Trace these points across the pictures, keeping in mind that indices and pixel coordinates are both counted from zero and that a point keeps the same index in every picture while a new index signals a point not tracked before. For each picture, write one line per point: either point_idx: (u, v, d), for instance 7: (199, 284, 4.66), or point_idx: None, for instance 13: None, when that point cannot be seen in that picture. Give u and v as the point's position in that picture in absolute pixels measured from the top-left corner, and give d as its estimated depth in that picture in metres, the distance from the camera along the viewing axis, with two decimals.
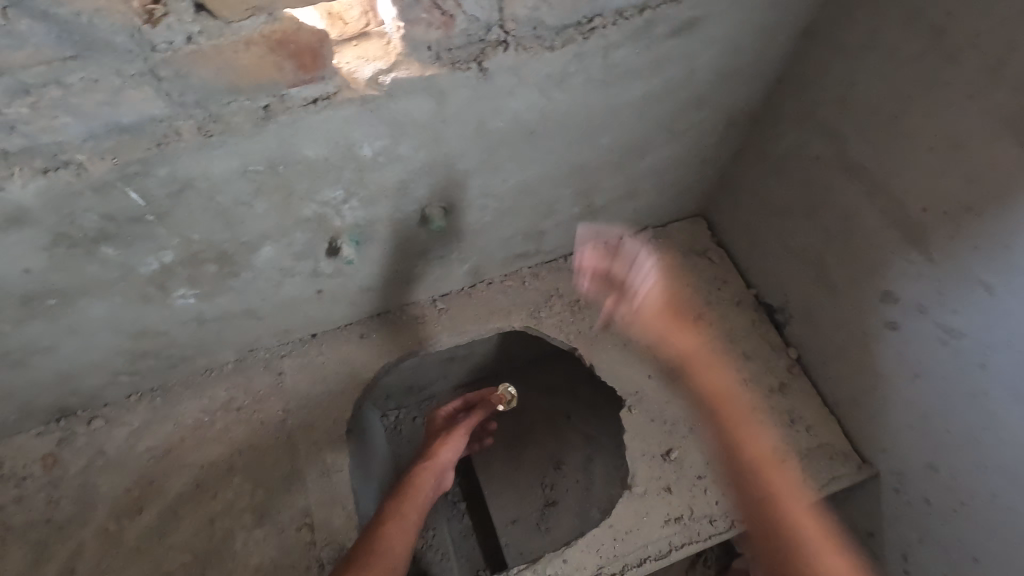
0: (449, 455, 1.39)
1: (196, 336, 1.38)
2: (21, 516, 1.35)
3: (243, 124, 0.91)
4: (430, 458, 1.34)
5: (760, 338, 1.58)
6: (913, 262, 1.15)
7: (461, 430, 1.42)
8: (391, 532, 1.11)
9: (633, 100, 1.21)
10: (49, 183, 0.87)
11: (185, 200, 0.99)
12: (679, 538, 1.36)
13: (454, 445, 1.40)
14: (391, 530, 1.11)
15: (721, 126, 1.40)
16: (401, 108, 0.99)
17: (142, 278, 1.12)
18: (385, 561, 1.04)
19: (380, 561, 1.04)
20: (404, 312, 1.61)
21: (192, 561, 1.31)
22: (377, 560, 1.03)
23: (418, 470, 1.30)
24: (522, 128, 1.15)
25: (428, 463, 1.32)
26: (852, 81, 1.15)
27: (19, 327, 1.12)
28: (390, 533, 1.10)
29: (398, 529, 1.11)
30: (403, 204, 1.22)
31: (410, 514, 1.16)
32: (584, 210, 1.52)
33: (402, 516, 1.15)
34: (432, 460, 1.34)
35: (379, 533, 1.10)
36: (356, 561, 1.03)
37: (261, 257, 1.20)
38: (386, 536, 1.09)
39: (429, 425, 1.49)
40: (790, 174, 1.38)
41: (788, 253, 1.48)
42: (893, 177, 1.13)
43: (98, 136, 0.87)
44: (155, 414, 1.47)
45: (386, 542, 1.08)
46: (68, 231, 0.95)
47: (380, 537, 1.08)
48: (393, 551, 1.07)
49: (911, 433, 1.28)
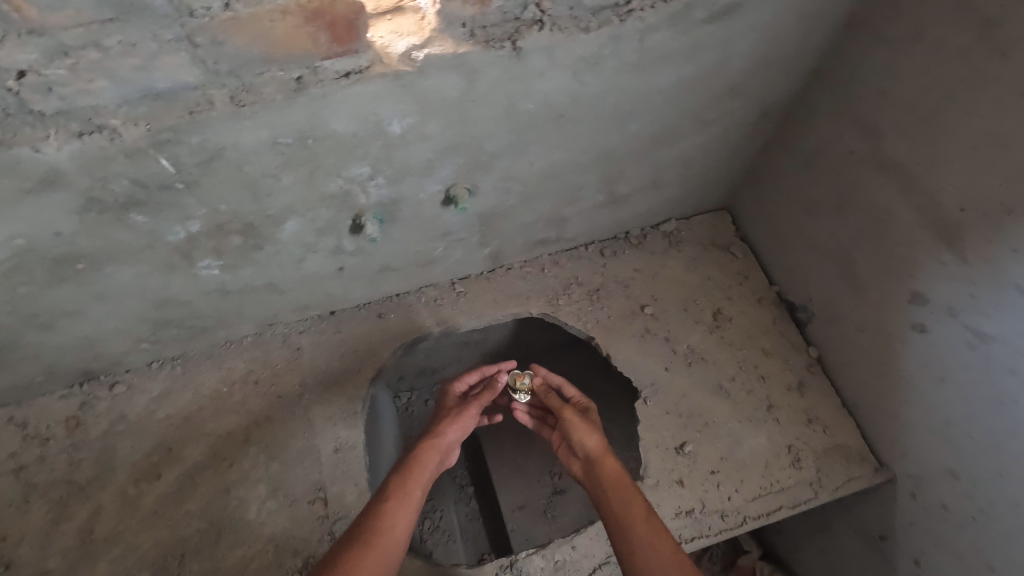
0: (459, 433, 1.33)
1: (218, 307, 1.39)
2: (44, 475, 1.38)
3: (274, 95, 0.91)
4: (441, 434, 1.28)
5: (781, 336, 1.56)
6: (945, 263, 1.12)
7: (472, 409, 1.36)
8: (397, 507, 1.06)
9: (664, 87, 1.18)
10: (83, 147, 0.87)
11: (214, 170, 0.99)
12: (689, 531, 1.35)
13: (465, 424, 1.34)
14: (397, 506, 1.06)
15: (753, 118, 1.38)
16: (432, 85, 0.98)
17: (168, 247, 1.13)
18: (390, 539, 1.00)
19: (386, 538, 1.00)
20: (422, 294, 1.62)
21: (206, 528, 1.33)
22: (383, 537, 1.00)
23: (427, 446, 1.25)
24: (552, 111, 1.14)
25: (437, 439, 1.27)
26: (895, 77, 1.12)
27: (48, 290, 1.14)
28: (396, 509, 1.06)
29: (404, 506, 1.07)
30: (428, 183, 1.22)
31: (416, 490, 1.12)
32: (607, 197, 1.50)
33: (409, 492, 1.10)
34: (442, 437, 1.28)
35: (385, 508, 1.06)
36: (360, 535, 1.00)
37: (285, 231, 1.21)
38: (391, 512, 1.05)
39: (441, 401, 1.43)
40: (821, 170, 1.35)
41: (814, 249, 1.45)
42: (930, 174, 1.11)
43: (132, 102, 0.87)
44: (176, 382, 1.50)
45: (392, 519, 1.03)
46: (99, 195, 0.96)
47: (386, 513, 1.04)
48: (398, 529, 1.02)
49: (931, 437, 1.26)
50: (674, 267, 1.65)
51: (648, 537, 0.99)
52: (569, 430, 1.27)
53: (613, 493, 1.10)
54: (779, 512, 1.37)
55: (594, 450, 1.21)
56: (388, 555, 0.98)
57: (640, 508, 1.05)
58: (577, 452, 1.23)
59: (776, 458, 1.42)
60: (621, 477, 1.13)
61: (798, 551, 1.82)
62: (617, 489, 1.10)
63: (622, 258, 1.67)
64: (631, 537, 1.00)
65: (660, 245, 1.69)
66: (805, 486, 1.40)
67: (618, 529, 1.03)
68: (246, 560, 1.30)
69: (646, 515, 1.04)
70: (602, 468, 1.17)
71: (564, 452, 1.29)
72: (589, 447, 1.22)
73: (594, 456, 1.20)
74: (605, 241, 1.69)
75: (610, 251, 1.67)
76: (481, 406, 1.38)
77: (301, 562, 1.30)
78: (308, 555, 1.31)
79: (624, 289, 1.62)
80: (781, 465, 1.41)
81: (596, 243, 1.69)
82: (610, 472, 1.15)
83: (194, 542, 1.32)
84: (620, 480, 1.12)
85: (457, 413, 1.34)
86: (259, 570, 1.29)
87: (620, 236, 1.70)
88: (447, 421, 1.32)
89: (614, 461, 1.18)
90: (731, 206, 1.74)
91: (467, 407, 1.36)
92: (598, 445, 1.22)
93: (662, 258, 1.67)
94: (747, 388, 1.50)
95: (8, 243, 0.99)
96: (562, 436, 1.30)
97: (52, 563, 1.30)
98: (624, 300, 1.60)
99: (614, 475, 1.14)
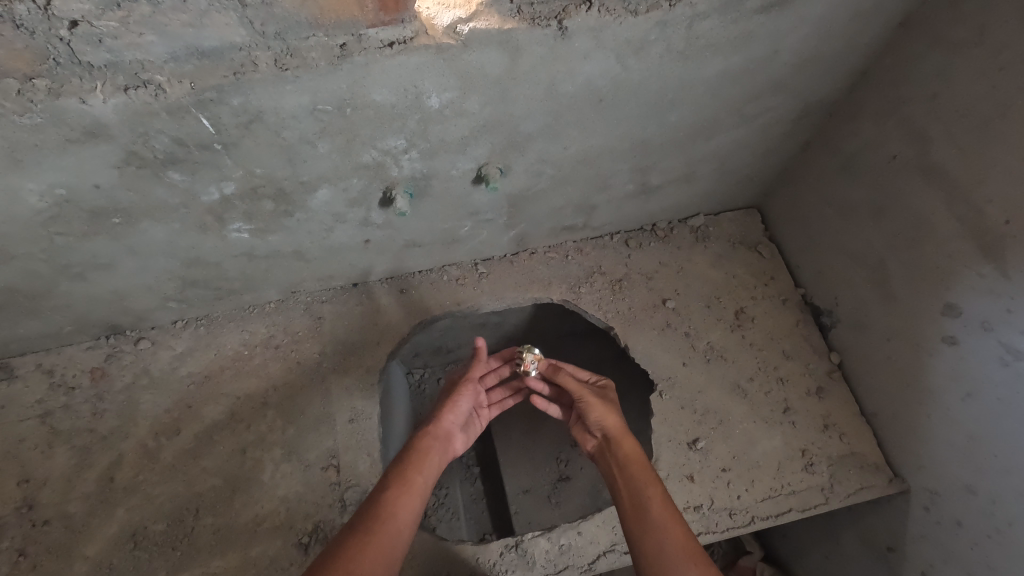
0: (456, 415, 1.32)
1: (244, 271, 1.41)
2: (68, 423, 1.42)
3: (318, 61, 0.91)
4: (438, 421, 1.28)
5: (803, 339, 1.54)
6: (984, 276, 1.10)
7: (464, 392, 1.36)
8: (403, 498, 1.05)
9: (706, 78, 1.16)
10: (128, 101, 0.88)
11: (253, 132, 1.00)
12: (696, 526, 1.35)
13: (459, 411, 1.33)
14: (400, 495, 1.06)
15: (794, 115, 1.35)
16: (474, 60, 0.97)
17: (202, 207, 1.15)
18: (394, 529, 0.99)
19: (389, 524, 0.99)
20: (444, 272, 1.62)
21: (221, 485, 1.37)
22: (386, 525, 0.99)
23: (430, 434, 1.24)
24: (591, 94, 1.13)
25: (434, 427, 1.26)
26: (945, 80, 1.10)
27: (83, 242, 1.16)
28: (399, 497, 1.05)
29: (409, 495, 1.06)
30: (462, 160, 1.21)
31: (420, 478, 1.11)
32: (638, 187, 1.49)
33: (412, 481, 1.09)
34: (440, 425, 1.28)
35: (389, 497, 1.05)
36: (362, 522, 0.99)
37: (316, 199, 1.21)
38: (396, 499, 1.04)
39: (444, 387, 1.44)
40: (860, 174, 1.32)
41: (846, 254, 1.43)
42: (976, 183, 1.08)
43: (179, 59, 0.88)
44: (199, 342, 1.52)
45: (394, 507, 1.02)
46: (140, 150, 0.97)
47: (390, 501, 1.04)
48: (402, 517, 1.02)
49: (951, 451, 1.24)
50: (699, 262, 1.64)
51: (661, 519, 1.00)
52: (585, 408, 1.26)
53: (629, 476, 1.10)
54: (788, 514, 1.37)
55: (612, 430, 1.21)
56: (391, 544, 0.97)
57: (655, 491, 1.06)
58: (596, 430, 1.23)
59: (789, 461, 1.41)
60: (638, 459, 1.13)
61: (801, 556, 1.81)
62: (634, 469, 1.11)
63: (647, 250, 1.65)
64: (644, 519, 1.01)
65: (687, 239, 1.67)
66: (816, 491, 1.39)
67: (632, 510, 1.04)
68: (258, 519, 1.33)
69: (662, 500, 1.04)
70: (622, 449, 1.17)
71: (580, 429, 1.29)
72: (606, 427, 1.22)
73: (612, 437, 1.20)
74: (631, 232, 1.68)
75: (636, 242, 1.66)
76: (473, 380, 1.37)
77: (312, 525, 1.33)
78: (319, 519, 1.34)
79: (647, 281, 1.61)
80: (794, 469, 1.40)
81: (622, 234, 1.67)
82: (628, 454, 1.15)
83: (208, 498, 1.35)
84: (638, 461, 1.13)
85: (450, 396, 1.34)
86: (271, 530, 1.32)
87: (647, 228, 1.68)
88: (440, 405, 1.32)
89: (633, 442, 1.18)
90: (762, 205, 1.71)
91: (462, 387, 1.36)
92: (615, 424, 1.22)
93: (688, 253, 1.65)
94: (765, 389, 1.48)
95: (50, 192, 1.01)
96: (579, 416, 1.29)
97: (72, 507, 1.34)
98: (647, 292, 1.59)
99: (632, 456, 1.14)
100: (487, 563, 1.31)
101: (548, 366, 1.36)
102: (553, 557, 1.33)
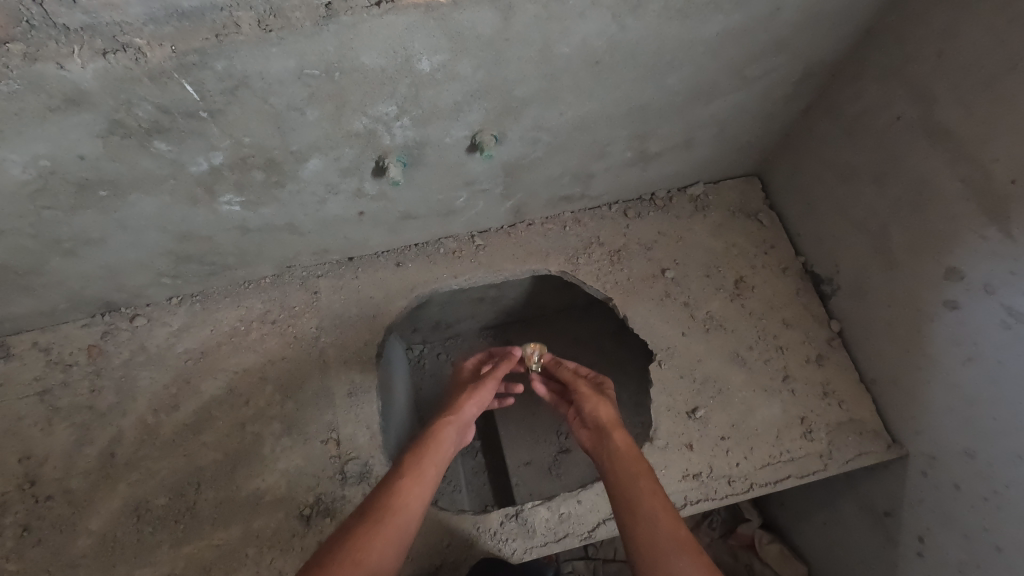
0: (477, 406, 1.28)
1: (238, 245, 1.39)
2: (67, 399, 1.42)
3: (302, 21, 0.88)
4: (457, 410, 1.24)
5: (803, 308, 1.53)
6: (989, 239, 1.08)
7: (490, 383, 1.31)
8: (409, 487, 1.03)
9: (706, 38, 1.13)
10: (107, 66, 0.86)
11: (239, 99, 0.97)
12: (695, 494, 1.35)
13: (482, 399, 1.29)
14: (410, 485, 1.03)
15: (797, 77, 1.32)
16: (466, 20, 0.94)
17: (191, 178, 1.12)
18: (400, 518, 0.97)
19: (396, 516, 0.97)
20: (441, 245, 1.60)
21: (222, 459, 1.37)
22: (394, 515, 0.97)
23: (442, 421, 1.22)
24: (587, 56, 1.09)
25: (454, 416, 1.22)
26: (950, 34, 1.06)
27: (71, 216, 1.14)
28: (409, 487, 1.03)
29: (418, 484, 1.04)
30: (455, 127, 1.19)
31: (431, 468, 1.08)
32: (637, 155, 1.46)
33: (423, 471, 1.07)
34: (458, 413, 1.23)
35: (398, 485, 1.03)
36: (369, 512, 0.97)
37: (308, 170, 1.19)
38: (404, 489, 1.02)
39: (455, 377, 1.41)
40: (864, 136, 1.30)
41: (848, 220, 1.40)
42: (984, 144, 1.05)
43: (158, 20, 0.85)
44: (194, 318, 1.51)
45: (403, 496, 1.00)
46: (124, 119, 0.95)
47: (398, 491, 1.01)
48: (410, 506, 1.00)
49: (950, 416, 1.24)
50: (699, 232, 1.62)
51: (653, 507, 0.98)
52: (583, 401, 1.26)
53: (621, 464, 1.08)
54: (786, 481, 1.37)
55: (608, 420, 1.20)
56: (398, 535, 0.94)
57: (647, 481, 1.04)
58: (590, 421, 1.22)
59: (788, 429, 1.41)
60: (633, 449, 1.12)
61: (800, 522, 1.84)
62: (626, 459, 1.09)
63: (645, 220, 1.63)
64: (636, 509, 0.99)
65: (686, 208, 1.65)
66: (815, 458, 1.39)
67: (623, 502, 1.01)
68: (260, 492, 1.34)
69: (654, 490, 1.02)
70: (615, 438, 1.15)
71: (575, 422, 1.27)
72: (600, 418, 1.21)
73: (605, 427, 1.18)
74: (630, 202, 1.65)
75: (634, 212, 1.64)
76: (499, 375, 1.34)
77: (313, 498, 1.34)
78: (320, 492, 1.35)
79: (646, 252, 1.59)
80: (792, 436, 1.41)
81: (620, 204, 1.65)
82: (621, 443, 1.13)
83: (210, 472, 1.36)
84: (630, 452, 1.11)
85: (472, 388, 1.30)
86: (273, 502, 1.33)
87: (646, 198, 1.66)
88: (463, 395, 1.28)
89: (626, 434, 1.15)
90: (764, 172, 1.68)
91: (485, 379, 1.32)
92: (610, 415, 1.21)
93: (687, 222, 1.63)
94: (765, 358, 1.48)
95: (33, 163, 0.99)
96: (574, 408, 1.28)
97: (75, 483, 1.35)
98: (646, 262, 1.58)
99: (624, 447, 1.12)
100: (487, 533, 1.32)
101: (549, 361, 1.40)
102: (553, 526, 1.34)
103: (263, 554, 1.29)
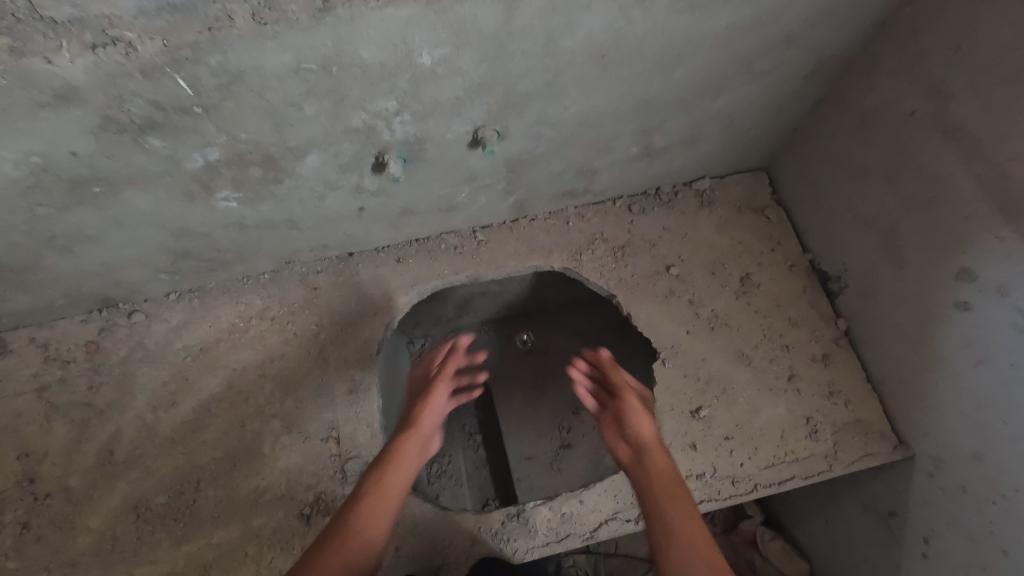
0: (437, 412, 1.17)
1: (236, 241, 1.36)
2: (65, 396, 1.41)
3: (298, 14, 0.85)
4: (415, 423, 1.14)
5: (810, 306, 1.51)
6: (1003, 240, 1.05)
7: (440, 387, 1.18)
8: (360, 515, 1.01)
9: (715, 32, 1.10)
10: (97, 61, 0.83)
11: (234, 94, 0.94)
12: (698, 494, 1.34)
13: (437, 403, 1.18)
14: (363, 512, 1.01)
15: (808, 71, 1.28)
16: (468, 13, 0.91)
17: (187, 175, 1.10)
18: (346, 552, 0.96)
19: (341, 549, 0.96)
20: (443, 240, 1.58)
21: (222, 458, 1.36)
22: (339, 548, 0.96)
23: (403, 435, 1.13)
24: (593, 50, 1.06)
25: (412, 430, 1.13)
26: (967, 29, 1.03)
27: (66, 213, 1.12)
28: (359, 517, 1.01)
29: (375, 509, 1.02)
30: (456, 122, 1.16)
31: (387, 493, 1.05)
32: (642, 150, 1.43)
33: (381, 493, 1.04)
34: (417, 426, 1.14)
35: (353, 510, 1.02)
36: (319, 544, 0.97)
37: (306, 166, 1.16)
38: (360, 513, 1.01)
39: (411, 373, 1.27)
40: (875, 133, 1.27)
41: (857, 218, 1.38)
42: (1000, 142, 1.02)
43: (149, 14, 0.82)
44: (193, 314, 1.49)
45: (352, 527, 0.99)
46: (116, 115, 0.92)
47: (354, 516, 1.01)
48: (362, 537, 0.99)
49: (958, 418, 1.23)
50: (704, 228, 1.59)
51: (706, 562, 0.91)
52: (622, 416, 1.15)
53: (666, 502, 1.01)
54: (791, 482, 1.36)
55: (652, 443, 1.11)
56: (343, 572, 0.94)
57: (696, 528, 0.97)
58: (629, 440, 1.13)
59: (793, 429, 1.40)
60: (677, 484, 1.04)
61: (802, 520, 1.83)
62: (671, 496, 1.02)
63: (650, 215, 1.60)
64: (684, 561, 0.92)
65: (692, 204, 1.62)
66: (820, 458, 1.38)
67: (668, 550, 0.94)
68: (260, 490, 1.33)
69: (704, 537, 0.95)
70: (659, 467, 1.07)
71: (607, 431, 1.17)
72: (642, 440, 1.11)
73: (647, 451, 1.10)
74: (634, 197, 1.63)
75: (639, 208, 1.61)
76: (449, 374, 1.21)
77: (313, 497, 1.33)
78: (321, 491, 1.34)
79: (650, 249, 1.57)
80: (797, 436, 1.39)
81: (625, 199, 1.62)
82: (664, 474, 1.06)
83: (209, 471, 1.35)
84: (675, 488, 1.03)
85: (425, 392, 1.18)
86: (273, 501, 1.33)
87: (651, 192, 1.63)
88: (418, 402, 1.17)
89: (671, 465, 1.07)
90: (771, 166, 1.65)
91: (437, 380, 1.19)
92: (654, 438, 1.12)
93: (693, 218, 1.60)
94: (770, 357, 1.46)
95: (24, 160, 0.96)
96: (609, 417, 1.18)
97: (74, 481, 1.34)
98: (650, 259, 1.55)
99: (668, 480, 1.05)
100: (488, 532, 1.31)
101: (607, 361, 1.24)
102: (555, 526, 1.33)
103: (263, 553, 1.28)
